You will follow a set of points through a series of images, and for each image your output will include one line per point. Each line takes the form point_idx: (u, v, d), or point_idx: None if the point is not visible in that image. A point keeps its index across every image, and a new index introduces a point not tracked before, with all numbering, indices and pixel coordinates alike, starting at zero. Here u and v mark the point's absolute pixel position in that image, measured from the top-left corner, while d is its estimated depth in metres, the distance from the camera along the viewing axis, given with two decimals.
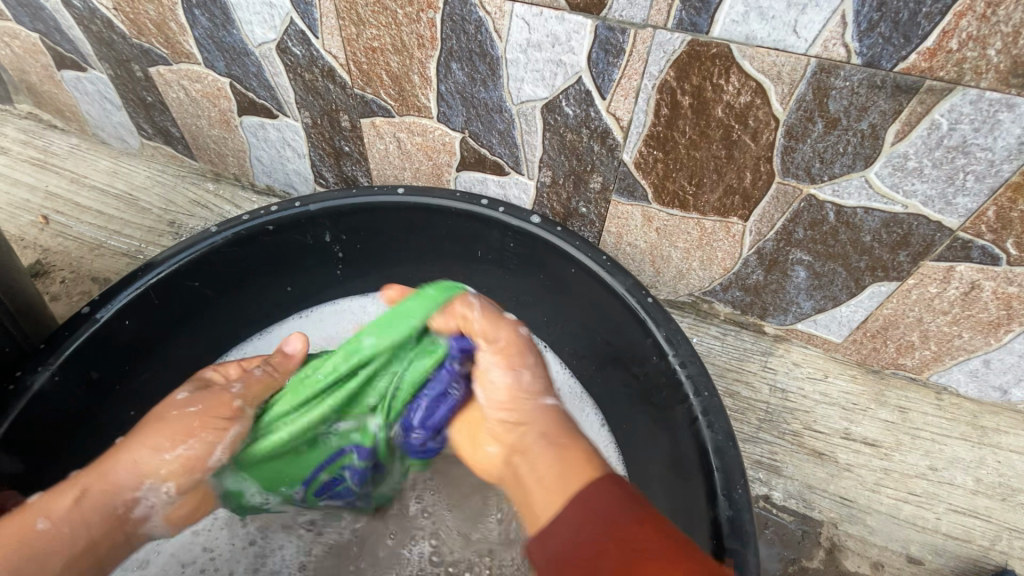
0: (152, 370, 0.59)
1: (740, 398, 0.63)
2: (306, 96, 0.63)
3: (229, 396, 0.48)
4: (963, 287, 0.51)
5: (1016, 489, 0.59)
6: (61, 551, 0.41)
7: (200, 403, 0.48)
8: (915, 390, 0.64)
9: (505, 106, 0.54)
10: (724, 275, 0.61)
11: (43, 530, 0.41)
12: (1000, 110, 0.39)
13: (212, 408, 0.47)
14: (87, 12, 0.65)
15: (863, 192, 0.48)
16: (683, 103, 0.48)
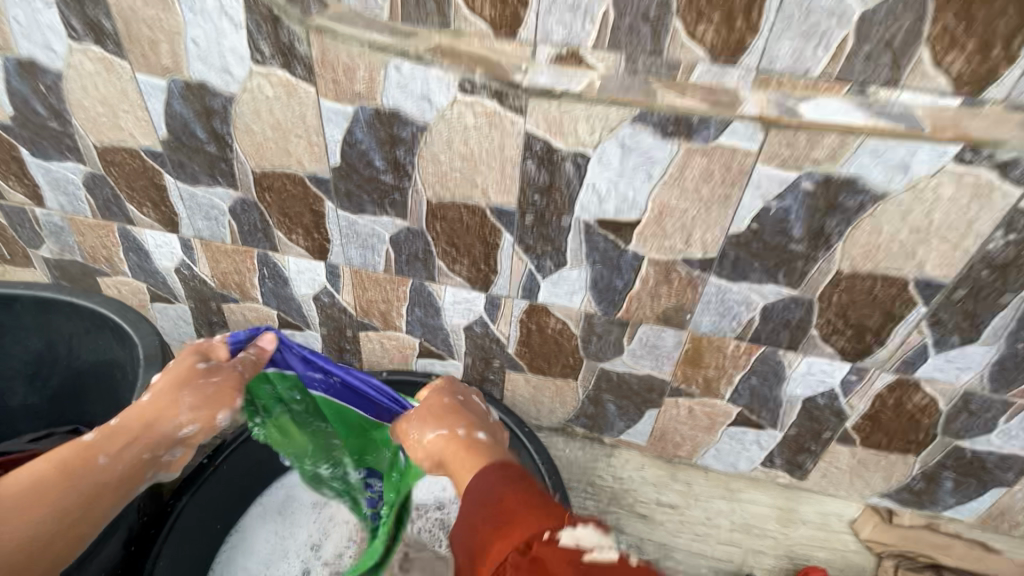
0: (231, 500, 0.98)
1: (596, 485, 1.07)
2: (326, 319, 1.08)
3: (234, 375, 0.77)
4: (686, 409, 0.99)
5: (751, 524, 1.03)
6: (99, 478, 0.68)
7: (217, 377, 0.76)
8: (695, 469, 1.08)
9: (444, 325, 1.01)
10: (575, 409, 1.06)
11: (104, 462, 0.68)
12: (661, 332, 0.90)
13: (217, 395, 0.75)
14: (190, 275, 1.09)
15: (625, 365, 0.96)
16: (532, 327, 0.96)
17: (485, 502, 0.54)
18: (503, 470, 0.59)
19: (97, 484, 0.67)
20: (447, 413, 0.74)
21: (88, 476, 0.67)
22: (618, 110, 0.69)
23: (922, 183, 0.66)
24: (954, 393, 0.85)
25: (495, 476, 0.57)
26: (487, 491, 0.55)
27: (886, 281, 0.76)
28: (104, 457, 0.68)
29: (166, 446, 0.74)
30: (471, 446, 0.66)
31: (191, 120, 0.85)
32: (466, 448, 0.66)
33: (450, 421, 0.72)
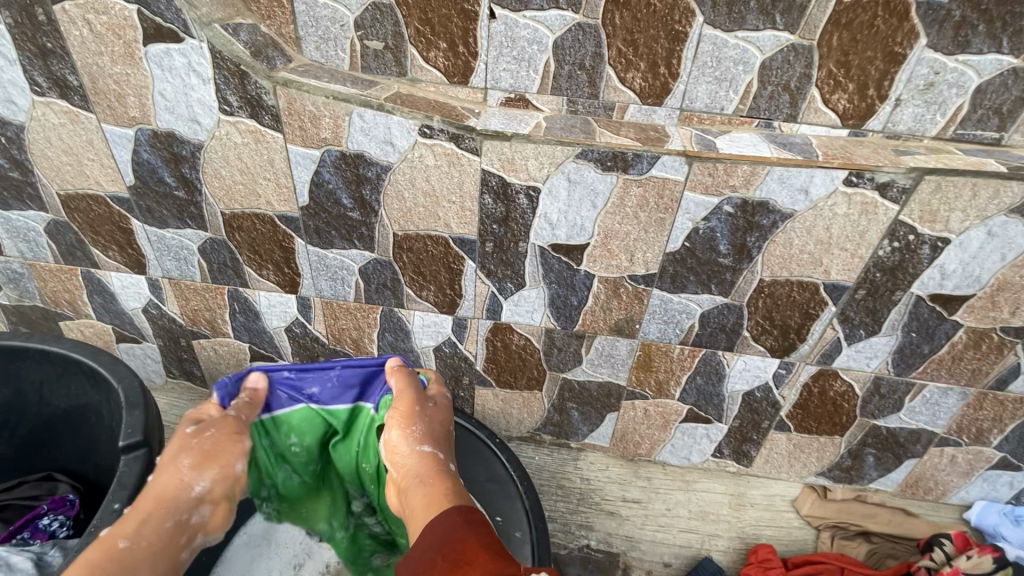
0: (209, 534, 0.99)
1: (565, 488, 1.14)
2: (298, 349, 1.11)
3: (217, 428, 0.78)
4: (642, 410, 1.09)
5: (707, 511, 1.12)
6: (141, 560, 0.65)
7: (212, 429, 0.78)
8: (655, 465, 1.17)
9: (414, 348, 1.07)
10: (542, 418, 1.14)
11: (124, 544, 0.65)
12: (615, 341, 0.99)
13: (223, 433, 0.78)
14: (158, 314, 1.10)
15: (584, 374, 1.05)
16: (497, 344, 1.04)
17: (435, 545, 0.61)
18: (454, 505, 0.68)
19: (132, 564, 0.64)
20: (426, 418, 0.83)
21: (125, 561, 0.64)
22: (562, 149, 0.78)
23: (821, 203, 0.78)
24: (866, 378, 0.98)
25: (453, 514, 0.65)
26: (444, 531, 0.62)
27: (801, 286, 0.87)
28: (124, 541, 0.65)
29: (186, 511, 0.72)
30: (433, 473, 0.75)
31: (159, 167, 0.89)
32: (427, 475, 0.75)
33: (418, 430, 0.81)
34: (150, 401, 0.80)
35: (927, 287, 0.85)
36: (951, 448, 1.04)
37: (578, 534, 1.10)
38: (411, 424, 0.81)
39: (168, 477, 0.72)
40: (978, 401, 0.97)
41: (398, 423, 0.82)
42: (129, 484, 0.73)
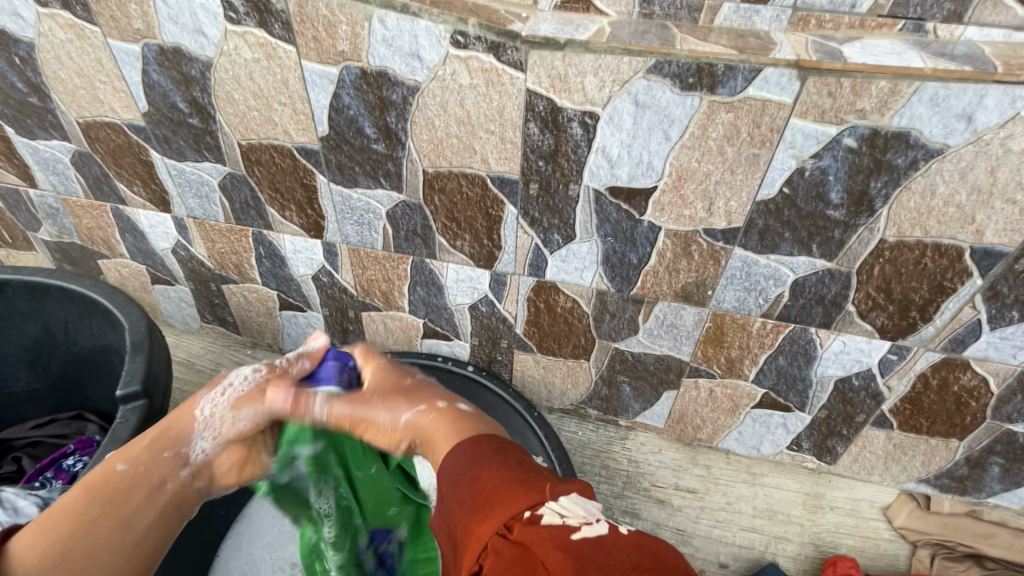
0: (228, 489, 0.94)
1: (610, 469, 1.02)
2: (326, 300, 1.04)
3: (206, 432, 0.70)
4: (705, 390, 0.93)
5: (776, 510, 0.97)
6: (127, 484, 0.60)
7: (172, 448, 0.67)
8: (715, 452, 1.03)
9: (448, 305, 0.96)
10: (588, 391, 1.01)
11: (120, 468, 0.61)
12: (680, 309, 0.83)
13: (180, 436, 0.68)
14: (188, 257, 1.06)
15: (640, 345, 0.90)
16: (540, 305, 0.90)
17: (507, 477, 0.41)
18: (477, 446, 0.46)
19: (127, 488, 0.60)
20: (393, 391, 0.68)
21: (116, 488, 0.59)
22: (631, 61, 0.61)
23: (989, 136, 0.57)
24: (1009, 374, 0.76)
25: (476, 463, 0.44)
26: (495, 468, 0.43)
27: (937, 250, 0.67)
28: (122, 465, 0.62)
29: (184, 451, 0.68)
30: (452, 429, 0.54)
31: (170, 90, 0.79)
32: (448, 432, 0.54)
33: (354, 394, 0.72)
34: (155, 347, 0.77)
35: None
36: None
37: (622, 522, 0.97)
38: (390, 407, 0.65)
39: (188, 418, 0.70)
40: None
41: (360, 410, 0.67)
42: (124, 436, 0.68)
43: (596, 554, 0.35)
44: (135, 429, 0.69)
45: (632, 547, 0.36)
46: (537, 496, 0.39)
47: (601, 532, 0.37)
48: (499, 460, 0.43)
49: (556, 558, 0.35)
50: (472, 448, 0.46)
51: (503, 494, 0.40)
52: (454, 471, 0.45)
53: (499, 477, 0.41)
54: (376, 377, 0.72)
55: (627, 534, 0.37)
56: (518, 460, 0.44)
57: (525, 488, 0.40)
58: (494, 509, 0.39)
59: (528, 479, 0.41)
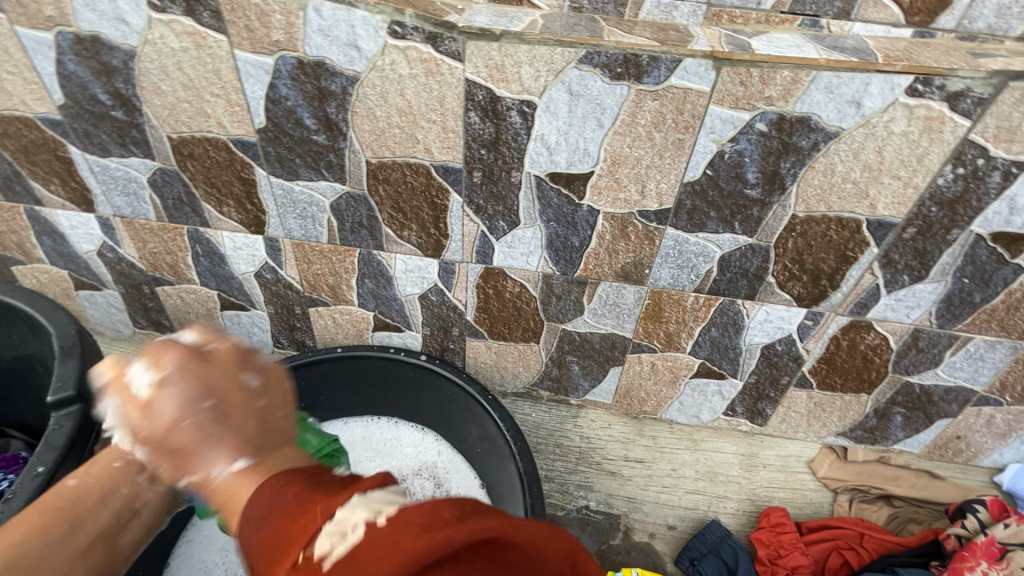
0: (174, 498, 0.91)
1: (563, 446, 1.07)
2: (271, 297, 1.02)
3: None
4: (647, 365, 0.99)
5: (716, 472, 1.05)
6: (81, 502, 0.60)
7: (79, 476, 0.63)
8: (660, 423, 1.10)
9: (397, 296, 0.97)
10: (539, 372, 1.05)
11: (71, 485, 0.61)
12: (621, 288, 0.88)
13: None
14: (116, 259, 1.00)
15: (585, 325, 0.95)
16: (488, 292, 0.93)
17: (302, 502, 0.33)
18: (280, 482, 0.36)
19: (77, 502, 0.60)
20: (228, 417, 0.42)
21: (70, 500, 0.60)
22: (563, 52, 0.64)
23: (875, 119, 0.65)
24: (904, 331, 0.87)
25: (260, 494, 0.35)
26: (267, 507, 0.34)
27: (840, 223, 0.75)
28: (73, 481, 0.62)
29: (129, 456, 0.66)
30: (227, 453, 0.41)
31: (89, 80, 0.75)
32: (227, 457, 0.40)
33: (151, 405, 0.43)
34: (88, 351, 0.74)
35: (990, 224, 0.72)
36: (989, 408, 0.95)
37: (577, 496, 1.02)
38: (178, 413, 0.42)
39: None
40: None
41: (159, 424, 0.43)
42: (59, 444, 0.66)
43: (378, 556, 0.27)
44: (70, 436, 0.67)
45: (424, 519, 0.29)
46: (322, 518, 0.30)
47: (377, 523, 0.29)
48: (285, 496, 0.34)
49: None
50: (264, 489, 0.36)
51: (299, 526, 0.31)
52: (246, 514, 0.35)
53: (289, 516, 0.32)
54: (159, 392, 0.44)
55: (413, 507, 0.29)
56: (310, 485, 0.35)
57: (314, 515, 0.31)
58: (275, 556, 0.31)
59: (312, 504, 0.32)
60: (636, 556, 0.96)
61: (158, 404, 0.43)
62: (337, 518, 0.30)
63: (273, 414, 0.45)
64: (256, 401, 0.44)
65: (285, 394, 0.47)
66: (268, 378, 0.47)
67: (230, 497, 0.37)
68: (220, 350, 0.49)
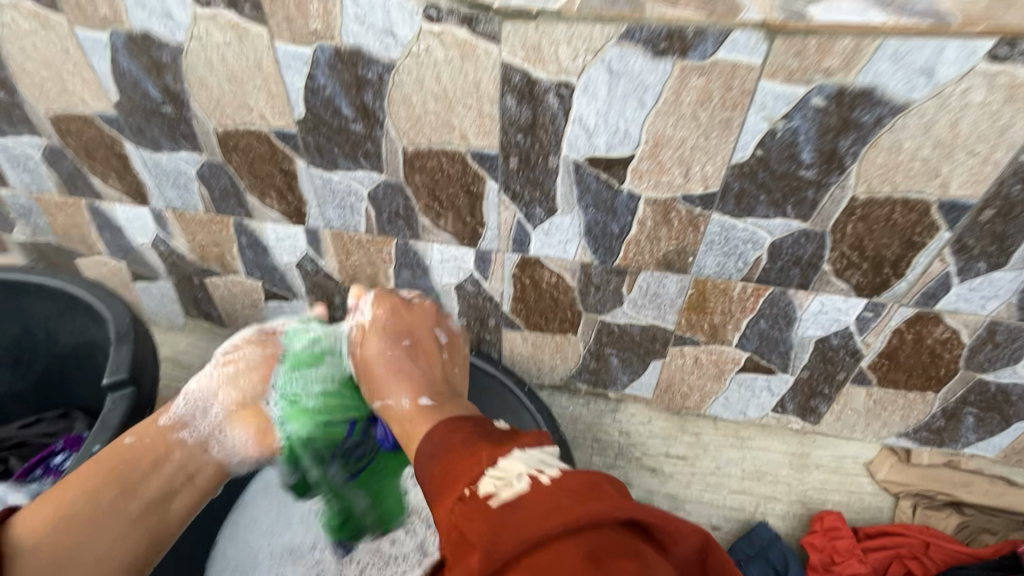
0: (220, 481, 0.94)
1: (602, 441, 1.04)
2: (312, 287, 1.04)
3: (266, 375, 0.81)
4: (690, 358, 0.95)
5: (764, 471, 1.00)
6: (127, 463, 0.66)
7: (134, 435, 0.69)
8: (703, 419, 1.05)
9: (434, 286, 0.97)
10: (576, 365, 1.03)
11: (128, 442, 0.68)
12: (662, 278, 0.85)
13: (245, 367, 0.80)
14: (168, 251, 1.05)
15: (625, 316, 0.92)
16: (525, 282, 0.91)
17: (468, 454, 0.49)
18: (447, 432, 0.55)
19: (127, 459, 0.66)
20: (375, 367, 0.76)
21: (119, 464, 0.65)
22: (603, 29, 0.61)
23: (950, 89, 0.59)
24: (979, 324, 0.79)
25: (448, 438, 0.54)
26: (439, 456, 0.52)
27: (906, 205, 0.69)
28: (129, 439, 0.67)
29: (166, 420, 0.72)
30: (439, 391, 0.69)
31: (141, 77, 0.78)
32: (421, 385, 0.71)
33: (383, 343, 0.78)
34: (139, 336, 0.77)
35: None
36: None
37: None
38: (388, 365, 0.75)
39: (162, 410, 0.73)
40: None
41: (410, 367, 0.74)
42: (113, 424, 0.70)
43: (520, 506, 0.41)
44: (123, 418, 0.71)
45: (571, 490, 0.42)
46: (481, 467, 0.47)
47: (522, 490, 0.42)
48: (457, 439, 0.53)
49: (478, 523, 0.41)
50: (439, 429, 0.57)
51: (464, 467, 0.48)
52: (427, 443, 0.56)
53: (457, 459, 0.49)
54: (376, 337, 0.78)
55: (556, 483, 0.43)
56: (477, 435, 0.53)
57: (479, 461, 0.47)
58: (450, 485, 0.47)
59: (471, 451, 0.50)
60: None
61: (373, 344, 0.78)
62: (499, 467, 0.46)
63: (449, 368, 0.78)
64: (437, 354, 0.78)
65: (456, 351, 0.83)
66: (451, 344, 0.83)
67: (407, 428, 0.64)
68: (413, 311, 0.83)
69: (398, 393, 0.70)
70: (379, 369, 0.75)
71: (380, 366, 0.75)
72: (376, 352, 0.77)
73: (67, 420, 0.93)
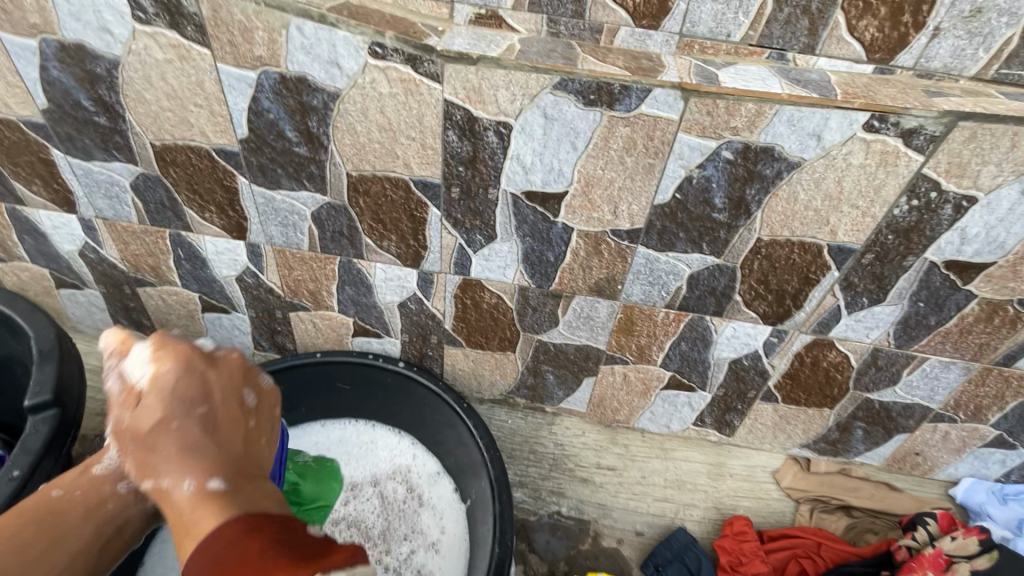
0: None
1: (537, 454, 1.09)
2: (252, 300, 1.03)
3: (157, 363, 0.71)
4: (619, 376, 1.02)
5: (685, 480, 1.08)
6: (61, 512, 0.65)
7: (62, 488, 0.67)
8: (632, 432, 1.12)
9: (377, 303, 0.99)
10: (515, 380, 1.08)
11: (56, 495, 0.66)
12: (594, 302, 0.91)
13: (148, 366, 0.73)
14: (97, 260, 1.01)
15: (560, 336, 0.97)
16: (466, 302, 0.95)
17: (263, 568, 0.44)
18: (233, 528, 0.49)
19: (58, 513, 0.64)
20: (219, 422, 0.61)
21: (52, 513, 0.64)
22: (538, 77, 0.66)
23: (835, 151, 0.68)
24: (864, 350, 0.90)
25: (229, 536, 0.48)
26: (226, 552, 0.47)
27: (802, 248, 0.78)
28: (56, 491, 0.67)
29: (101, 468, 0.69)
30: (234, 464, 0.58)
31: (73, 87, 0.76)
32: (216, 447, 0.58)
33: (166, 373, 0.62)
34: (65, 352, 0.78)
35: (943, 253, 0.75)
36: (944, 424, 0.99)
37: (549, 501, 1.05)
38: (202, 409, 0.60)
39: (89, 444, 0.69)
40: (980, 379, 0.90)
41: (218, 440, 0.59)
42: (35, 448, 0.71)
43: None
44: (46, 440, 0.72)
45: None
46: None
47: None
48: (250, 544, 0.47)
49: None
50: (221, 535, 0.48)
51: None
52: (213, 538, 0.48)
53: (241, 565, 0.45)
54: (155, 404, 0.60)
55: None
56: (268, 545, 0.47)
57: (271, 568, 0.44)
58: None
59: (266, 565, 0.44)
60: (603, 562, 1.00)
61: (157, 388, 0.61)
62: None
63: (253, 439, 0.63)
64: (237, 417, 0.63)
65: (259, 417, 0.66)
66: (258, 407, 0.66)
67: (191, 499, 0.53)
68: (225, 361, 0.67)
69: (210, 457, 0.56)
70: (175, 408, 0.59)
71: (164, 434, 0.58)
72: (153, 410, 0.59)
73: None
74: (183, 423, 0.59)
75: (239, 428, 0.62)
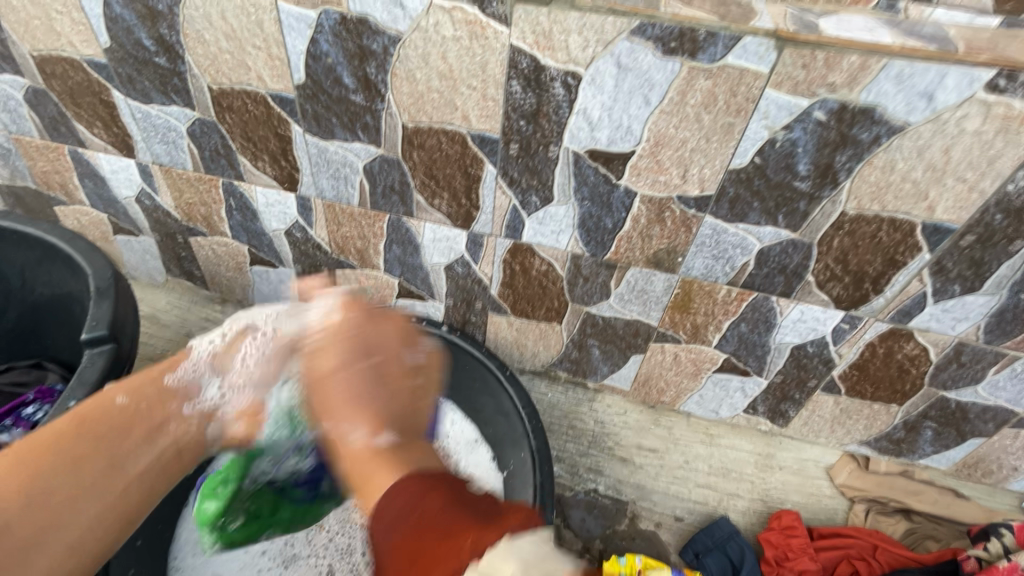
0: None
1: (577, 430, 1.07)
2: (299, 256, 1.03)
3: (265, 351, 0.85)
4: (670, 355, 0.97)
5: (730, 469, 1.04)
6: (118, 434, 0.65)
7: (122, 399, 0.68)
8: (677, 415, 1.09)
9: (424, 265, 0.97)
10: (559, 353, 1.05)
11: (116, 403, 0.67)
12: (651, 274, 0.86)
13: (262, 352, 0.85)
14: (152, 207, 1.02)
15: (610, 309, 0.93)
16: (514, 268, 0.92)
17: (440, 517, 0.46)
18: (409, 477, 0.52)
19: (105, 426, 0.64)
20: (364, 389, 0.65)
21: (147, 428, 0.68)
22: (615, 21, 0.60)
23: (946, 115, 0.60)
24: (947, 344, 0.82)
25: (398, 487, 0.51)
26: (395, 504, 0.49)
27: (892, 224, 0.71)
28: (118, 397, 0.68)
29: (187, 405, 0.74)
30: (395, 438, 0.60)
31: (134, 25, 0.75)
32: (386, 424, 0.61)
33: (366, 365, 0.67)
34: (121, 292, 0.79)
35: None
36: None
37: (586, 478, 1.02)
38: (362, 373, 0.66)
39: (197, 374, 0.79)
40: None
41: (367, 422, 0.61)
42: (90, 380, 0.71)
43: None
44: (102, 373, 0.73)
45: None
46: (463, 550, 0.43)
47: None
48: (430, 501, 0.48)
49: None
50: (405, 487, 0.50)
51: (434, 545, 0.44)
52: (388, 498, 0.50)
53: (425, 530, 0.46)
54: (339, 361, 0.67)
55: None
56: (448, 500, 0.48)
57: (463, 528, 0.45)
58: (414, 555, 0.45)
59: (442, 522, 0.46)
60: (640, 544, 0.96)
61: (335, 359, 0.67)
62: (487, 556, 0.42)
63: (420, 395, 0.68)
64: (405, 380, 0.67)
65: (429, 374, 0.71)
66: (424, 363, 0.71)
67: (367, 469, 0.56)
68: (395, 322, 0.73)
69: (371, 428, 0.61)
70: (347, 380, 0.65)
71: (336, 382, 0.65)
72: (333, 365, 0.67)
73: (39, 370, 0.91)
74: (343, 394, 0.64)
75: (405, 388, 0.67)
